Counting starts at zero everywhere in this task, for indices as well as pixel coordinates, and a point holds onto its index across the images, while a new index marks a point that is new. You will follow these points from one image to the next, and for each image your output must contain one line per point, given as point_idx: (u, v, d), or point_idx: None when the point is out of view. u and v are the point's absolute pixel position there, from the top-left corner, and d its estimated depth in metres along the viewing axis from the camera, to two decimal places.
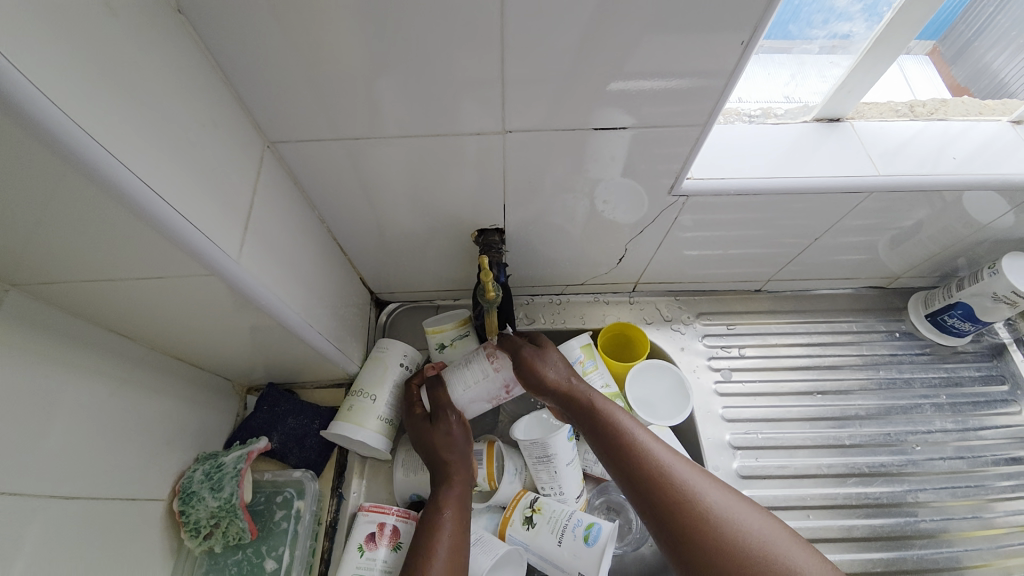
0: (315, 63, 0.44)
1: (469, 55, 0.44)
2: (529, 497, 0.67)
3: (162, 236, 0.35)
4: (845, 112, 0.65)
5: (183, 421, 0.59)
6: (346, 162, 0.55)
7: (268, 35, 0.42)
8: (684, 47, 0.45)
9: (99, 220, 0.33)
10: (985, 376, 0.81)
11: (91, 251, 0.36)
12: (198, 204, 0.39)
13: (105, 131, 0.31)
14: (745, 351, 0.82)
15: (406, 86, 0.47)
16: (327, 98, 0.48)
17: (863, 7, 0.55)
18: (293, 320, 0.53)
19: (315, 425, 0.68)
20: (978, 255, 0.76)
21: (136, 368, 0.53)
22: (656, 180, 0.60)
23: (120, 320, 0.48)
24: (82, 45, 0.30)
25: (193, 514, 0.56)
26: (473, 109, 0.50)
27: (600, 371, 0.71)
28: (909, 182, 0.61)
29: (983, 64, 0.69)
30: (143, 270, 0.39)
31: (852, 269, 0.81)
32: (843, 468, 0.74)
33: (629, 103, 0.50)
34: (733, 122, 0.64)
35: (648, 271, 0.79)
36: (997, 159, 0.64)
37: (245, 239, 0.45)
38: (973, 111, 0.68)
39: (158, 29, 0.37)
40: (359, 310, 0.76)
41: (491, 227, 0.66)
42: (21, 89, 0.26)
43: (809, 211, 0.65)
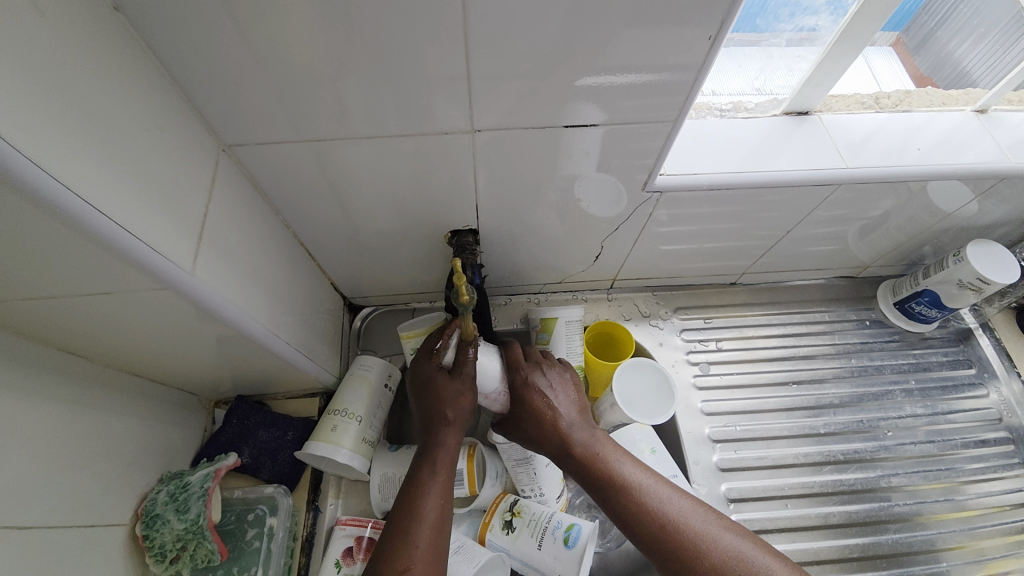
0: (268, 61, 0.42)
1: (434, 51, 0.43)
2: (508, 502, 0.67)
3: (105, 250, 0.33)
4: (813, 107, 0.65)
5: (144, 441, 0.56)
6: (309, 165, 0.53)
7: (216, 31, 0.39)
8: (654, 41, 0.44)
9: (29, 235, 0.31)
10: (952, 360, 0.83)
11: (24, 269, 0.33)
12: (143, 216, 0.36)
13: (31, 140, 0.28)
14: (723, 344, 0.83)
15: (369, 84, 0.45)
16: (285, 99, 0.45)
17: (827, 1, 0.56)
18: (259, 331, 0.51)
19: (288, 437, 0.66)
20: (942, 243, 0.78)
21: (89, 388, 0.50)
22: (629, 177, 0.59)
23: (66, 339, 0.45)
24: (0, 41, 0.27)
25: (158, 538, 0.53)
26: (440, 107, 0.48)
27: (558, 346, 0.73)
28: (876, 173, 0.62)
29: (947, 52, 0.70)
30: (88, 287, 0.37)
31: (823, 260, 0.82)
32: (820, 456, 0.75)
33: (599, 98, 0.49)
34: (703, 117, 0.65)
35: (625, 268, 0.79)
36: (962, 148, 0.65)
37: (201, 247, 0.43)
38: (936, 102, 0.70)
39: (89, 23, 0.34)
40: (331, 316, 0.74)
41: (464, 228, 0.65)
42: None
43: (781, 204, 0.65)
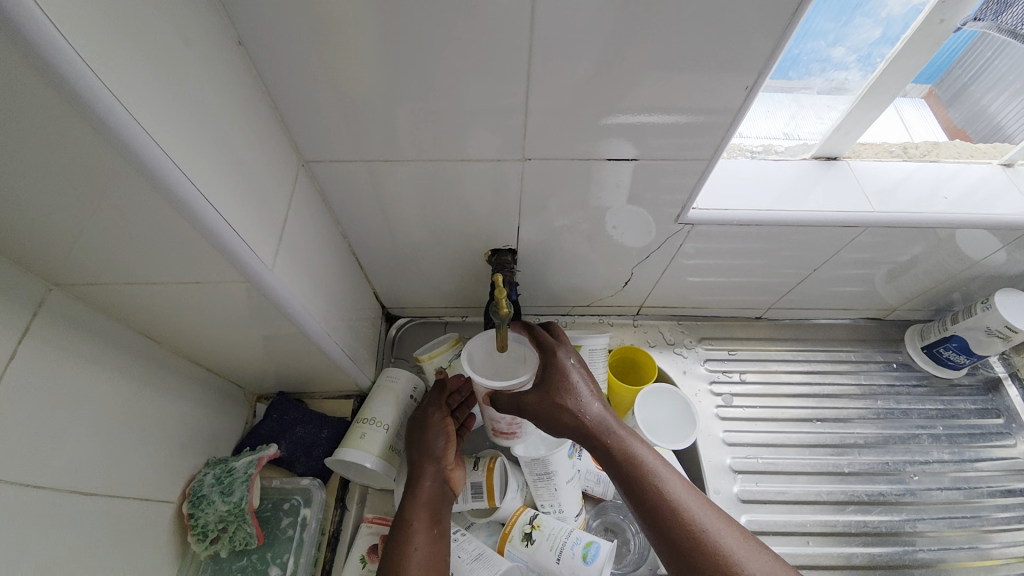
0: (350, 88, 0.48)
1: (497, 85, 0.48)
2: (528, 515, 0.67)
3: (208, 242, 0.38)
4: (840, 153, 0.69)
5: (196, 425, 0.61)
6: (372, 182, 0.58)
7: (313, 62, 0.45)
8: (695, 85, 0.48)
9: (150, 225, 0.36)
10: (980, 409, 0.83)
11: (134, 254, 0.39)
12: (239, 214, 0.41)
13: (169, 145, 0.33)
14: (746, 376, 0.84)
15: (434, 112, 0.50)
16: (359, 121, 0.51)
17: (857, 58, 0.60)
18: (315, 329, 0.55)
19: (322, 435, 0.69)
20: (971, 290, 0.79)
21: (158, 370, 0.55)
22: (664, 208, 0.63)
23: (149, 322, 0.50)
24: (157, 62, 0.33)
25: (202, 517, 0.56)
26: (495, 133, 0.53)
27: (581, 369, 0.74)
28: (904, 218, 0.64)
29: (981, 106, 0.71)
30: (182, 274, 0.42)
31: (850, 300, 0.83)
32: (842, 496, 0.75)
33: (640, 134, 0.53)
34: (735, 157, 0.68)
35: (652, 295, 0.82)
36: (991, 198, 0.67)
37: (279, 248, 0.48)
38: (964, 154, 0.72)
39: (218, 51, 0.40)
40: (371, 323, 0.78)
41: (504, 247, 0.69)
42: (106, 104, 0.28)
43: (808, 243, 0.68)
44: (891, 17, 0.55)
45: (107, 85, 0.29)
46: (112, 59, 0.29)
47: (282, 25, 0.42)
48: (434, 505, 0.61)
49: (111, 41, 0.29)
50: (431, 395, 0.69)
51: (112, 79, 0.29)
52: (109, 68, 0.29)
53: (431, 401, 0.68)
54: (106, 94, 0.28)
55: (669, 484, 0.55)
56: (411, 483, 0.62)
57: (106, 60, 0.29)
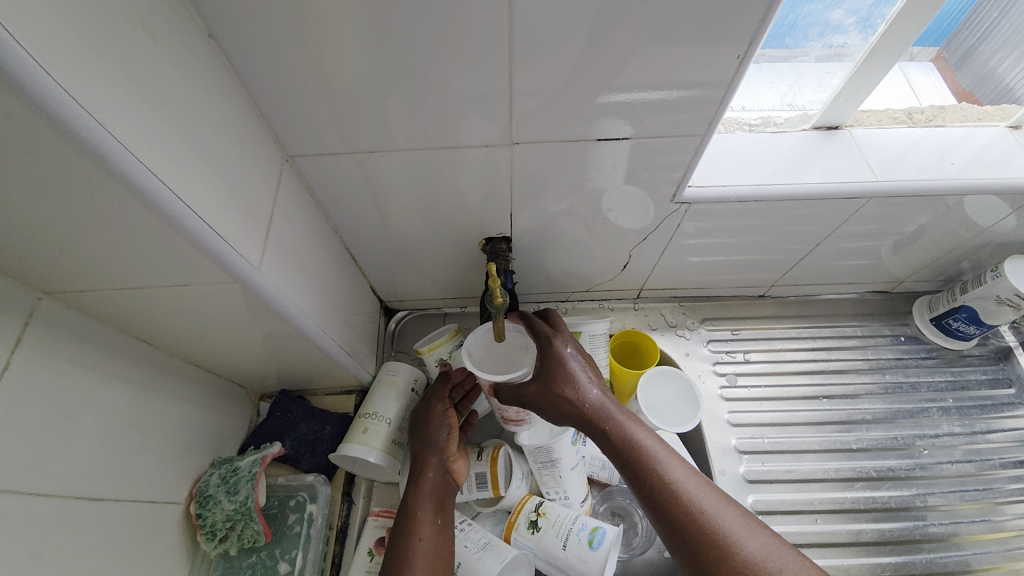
0: (330, 79, 0.46)
1: (480, 68, 0.46)
2: (533, 502, 0.68)
3: (191, 245, 0.37)
4: (843, 121, 0.66)
5: (199, 426, 0.61)
6: (360, 175, 0.57)
7: (290, 54, 0.44)
8: (685, 58, 0.46)
9: (129, 230, 0.35)
10: (991, 379, 0.81)
11: (118, 259, 0.38)
12: (221, 216, 0.40)
13: (142, 148, 0.33)
14: (750, 356, 0.83)
15: (417, 101, 0.49)
16: (342, 113, 0.50)
17: (857, 20, 0.57)
18: (309, 327, 0.54)
19: (326, 431, 0.70)
20: (981, 258, 0.77)
21: (157, 374, 0.55)
22: (659, 187, 0.61)
23: (143, 327, 0.50)
24: (123, 64, 0.32)
25: (209, 517, 0.57)
26: (482, 118, 0.51)
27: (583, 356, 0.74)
28: (909, 187, 0.62)
29: (989, 69, 0.69)
30: (169, 278, 0.41)
31: (856, 274, 0.81)
32: (851, 472, 0.74)
33: (630, 113, 0.52)
34: (732, 131, 0.66)
35: (653, 278, 0.81)
36: (999, 163, 0.64)
37: (267, 247, 0.47)
38: (972, 117, 0.70)
39: (188, 47, 0.39)
40: (369, 318, 0.78)
41: (498, 236, 0.68)
42: (71, 110, 0.28)
43: (811, 217, 0.66)
44: None
45: (71, 90, 0.28)
46: (74, 62, 0.28)
47: (255, 17, 0.41)
48: (438, 496, 0.61)
49: (73, 44, 0.28)
50: (434, 386, 0.69)
51: (76, 84, 0.28)
52: (71, 72, 0.28)
53: (433, 393, 0.68)
54: (70, 99, 0.28)
55: (671, 470, 0.54)
56: (415, 474, 0.62)
57: (69, 65, 0.28)
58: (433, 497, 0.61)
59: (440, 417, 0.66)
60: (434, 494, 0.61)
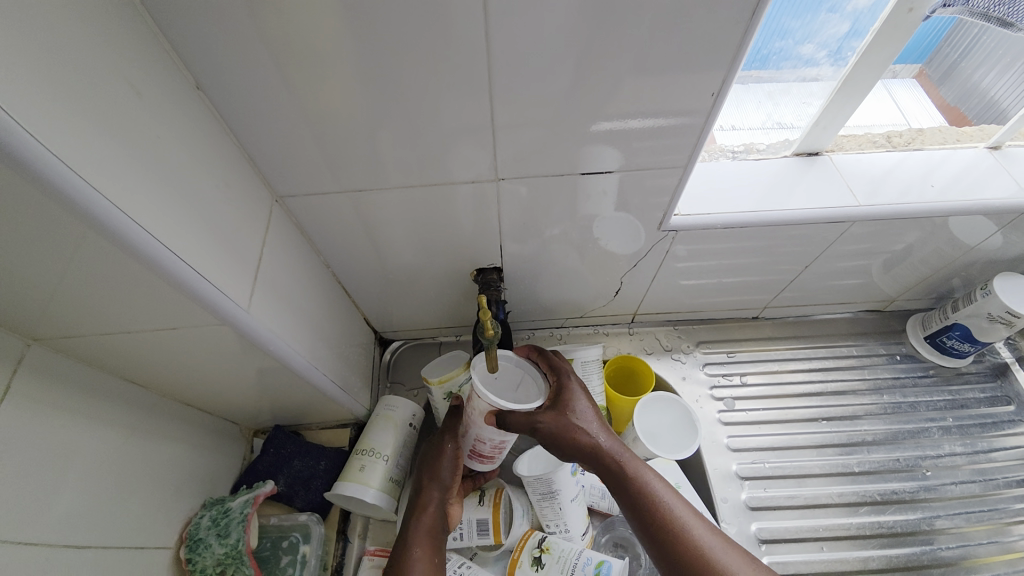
0: (320, 121, 0.48)
1: (465, 106, 0.48)
2: (536, 537, 0.66)
3: (179, 288, 0.38)
4: (823, 147, 0.68)
5: (191, 466, 0.60)
6: (351, 212, 0.58)
7: (280, 98, 0.46)
8: (664, 89, 0.48)
9: (117, 277, 0.36)
10: (990, 397, 0.81)
11: (108, 305, 0.38)
12: (209, 259, 0.41)
13: (127, 199, 0.33)
14: (747, 378, 0.82)
15: (406, 138, 0.50)
16: (332, 152, 0.51)
17: (828, 53, 0.59)
18: (301, 363, 0.54)
19: (321, 466, 0.69)
20: (971, 275, 0.77)
21: (147, 414, 0.54)
22: (647, 215, 0.62)
23: (133, 369, 0.50)
24: (107, 120, 0.33)
25: (200, 562, 0.56)
26: (468, 153, 0.53)
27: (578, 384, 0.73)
28: (892, 209, 0.63)
29: (973, 83, 0.70)
30: (160, 321, 0.42)
31: (848, 294, 0.82)
32: (855, 496, 0.73)
33: (614, 145, 0.53)
34: (717, 158, 0.68)
35: (645, 303, 0.81)
36: (979, 183, 0.66)
37: (256, 287, 0.47)
38: (950, 139, 0.71)
39: (175, 99, 0.40)
40: (363, 350, 0.78)
41: (490, 266, 0.69)
42: (55, 168, 0.28)
43: (798, 240, 0.67)
44: (857, 11, 0.54)
45: (54, 150, 0.28)
46: (58, 121, 0.29)
47: (245, 66, 0.43)
48: (438, 535, 0.60)
49: (57, 105, 0.29)
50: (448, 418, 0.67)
51: (59, 143, 0.29)
52: (55, 132, 0.29)
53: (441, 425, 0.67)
54: (53, 157, 0.28)
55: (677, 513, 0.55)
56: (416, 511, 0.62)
57: (52, 126, 0.29)
58: (430, 536, 0.60)
59: (450, 455, 0.64)
60: (432, 531, 0.60)
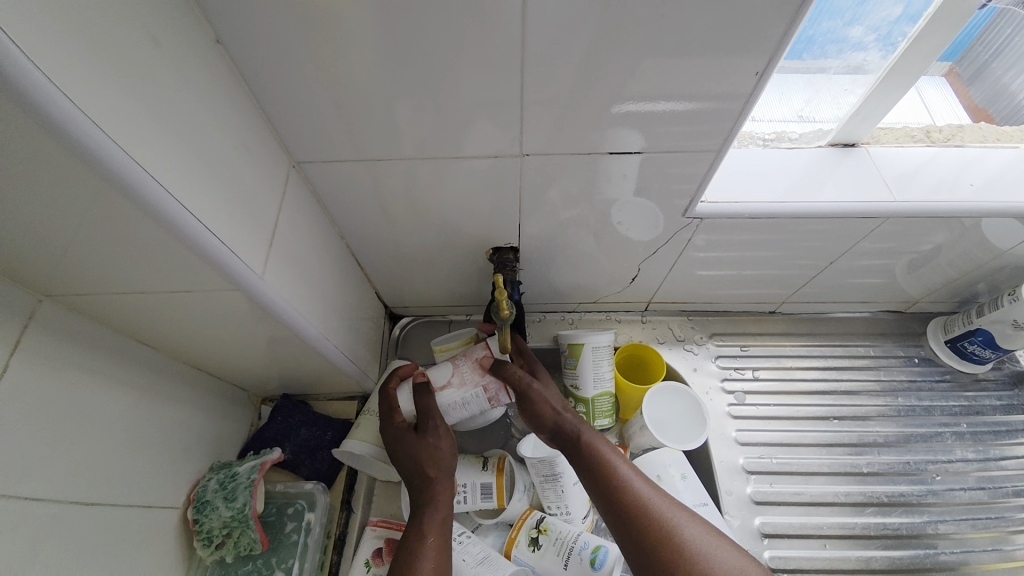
0: (340, 86, 0.46)
1: (491, 77, 0.46)
2: (534, 518, 0.66)
3: (193, 253, 0.37)
4: (859, 138, 0.65)
5: (199, 430, 0.61)
6: (367, 182, 0.57)
7: (300, 61, 0.44)
8: (702, 70, 0.45)
9: (133, 238, 0.35)
10: (1006, 405, 0.79)
11: (121, 265, 0.38)
12: (226, 224, 0.40)
13: (146, 157, 0.32)
14: (760, 373, 0.81)
15: (427, 109, 0.48)
16: (351, 120, 0.49)
17: (877, 37, 0.56)
18: (311, 333, 0.54)
19: (327, 437, 0.69)
20: (998, 280, 0.75)
21: (158, 378, 0.54)
22: (671, 201, 0.60)
23: (146, 331, 0.49)
24: (128, 73, 0.32)
25: (207, 523, 0.57)
26: (491, 128, 0.51)
27: (586, 371, 0.72)
28: (926, 207, 0.61)
29: (1002, 85, 0.67)
30: (173, 284, 0.41)
31: (869, 293, 0.80)
32: (860, 497, 0.72)
33: (643, 126, 0.51)
34: (747, 146, 0.66)
35: (661, 291, 0.79)
36: (1019, 184, 0.63)
37: (270, 255, 0.46)
38: (992, 137, 0.68)
39: (194, 55, 0.39)
40: (374, 324, 0.77)
41: (505, 245, 0.67)
42: (74, 120, 0.27)
43: (824, 234, 0.65)
44: None
45: (76, 102, 0.27)
46: (78, 71, 0.28)
47: (266, 23, 0.41)
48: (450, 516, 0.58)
49: (76, 51, 0.28)
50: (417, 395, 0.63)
51: (80, 95, 0.28)
52: (75, 83, 0.28)
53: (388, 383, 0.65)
54: (75, 109, 0.27)
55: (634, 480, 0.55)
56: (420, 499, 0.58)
57: (73, 76, 0.28)
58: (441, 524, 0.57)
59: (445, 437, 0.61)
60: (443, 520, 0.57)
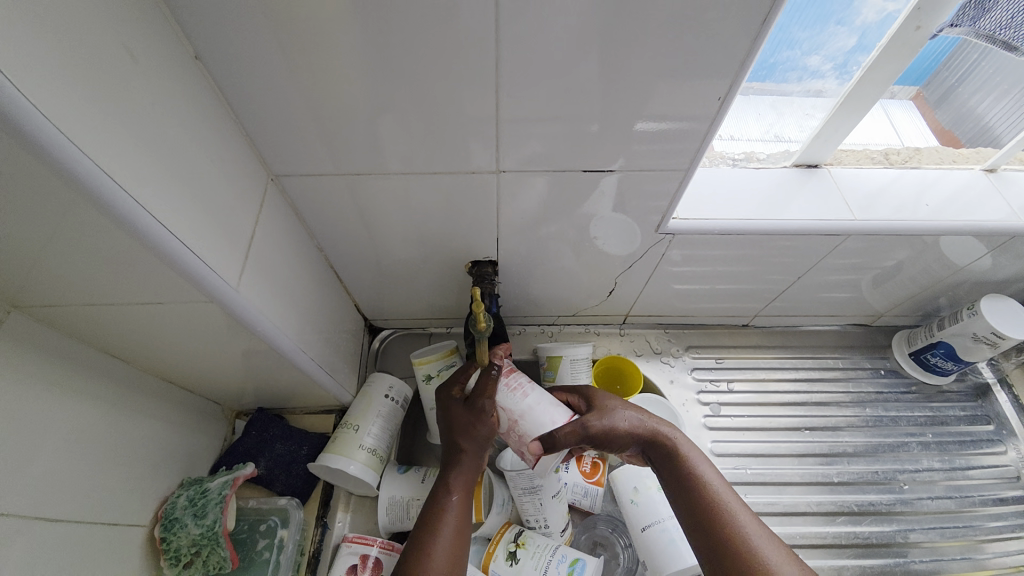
0: (320, 101, 0.47)
1: (468, 95, 0.47)
2: (512, 532, 0.66)
3: (167, 264, 0.37)
4: (823, 159, 0.68)
5: (170, 445, 0.59)
6: (347, 196, 0.58)
7: (280, 77, 0.45)
8: (670, 93, 0.48)
9: (105, 248, 0.35)
10: (969, 415, 0.82)
11: (91, 276, 0.38)
12: (201, 235, 0.40)
13: (121, 170, 0.33)
14: (734, 385, 0.83)
15: (406, 125, 0.50)
16: (330, 135, 0.50)
17: (834, 66, 0.59)
18: (288, 346, 0.54)
19: (303, 451, 0.69)
20: (958, 295, 0.79)
21: (127, 391, 0.53)
22: (645, 217, 0.62)
23: (115, 343, 0.49)
24: (105, 88, 0.32)
25: (174, 541, 0.55)
26: (469, 144, 0.52)
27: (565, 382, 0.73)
28: (887, 225, 0.64)
29: (969, 107, 0.70)
30: (146, 296, 0.41)
31: (837, 307, 0.83)
32: (832, 506, 0.74)
33: (616, 143, 0.53)
34: (717, 165, 0.68)
35: (638, 305, 0.81)
36: (972, 205, 0.66)
37: (247, 267, 0.47)
38: (947, 160, 0.72)
39: (174, 70, 0.39)
40: (353, 337, 0.77)
41: (484, 258, 0.68)
42: (47, 132, 0.28)
43: (793, 250, 0.67)
44: (866, 25, 0.54)
45: (50, 115, 0.28)
46: (53, 85, 0.28)
47: (246, 40, 0.42)
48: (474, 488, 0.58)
49: (52, 65, 0.28)
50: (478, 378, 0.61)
51: (54, 107, 0.28)
52: (49, 96, 0.28)
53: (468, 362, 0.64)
54: (48, 122, 0.28)
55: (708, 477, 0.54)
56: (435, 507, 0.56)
57: (48, 89, 0.28)
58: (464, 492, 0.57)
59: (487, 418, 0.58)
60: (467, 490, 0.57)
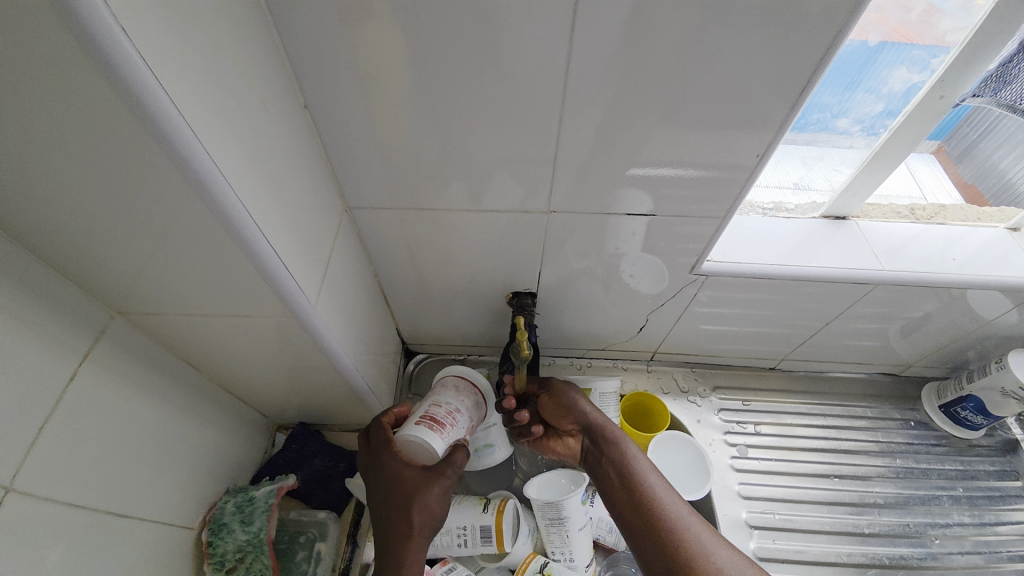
0: (396, 146, 0.53)
1: (529, 144, 0.53)
2: (537, 563, 0.67)
3: (265, 282, 0.42)
4: (851, 212, 0.72)
5: (221, 452, 0.63)
6: (406, 228, 0.63)
7: (365, 123, 0.51)
8: (710, 148, 0.52)
9: (220, 265, 0.40)
10: (1000, 471, 0.81)
11: (196, 288, 0.43)
12: (293, 257, 0.45)
13: (250, 203, 0.38)
14: (761, 429, 0.84)
15: (468, 168, 0.55)
16: (399, 173, 0.56)
17: (862, 127, 0.64)
18: (345, 364, 0.58)
19: (340, 467, 0.71)
20: (986, 348, 0.79)
21: (195, 398, 0.57)
22: (676, 259, 0.66)
23: (194, 352, 0.53)
24: (246, 134, 0.39)
25: (221, 546, 0.58)
26: (522, 186, 0.57)
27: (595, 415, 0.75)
28: (913, 276, 0.66)
29: (991, 163, 0.72)
30: (237, 309, 0.46)
31: (865, 354, 0.84)
32: (863, 558, 0.73)
33: (656, 191, 0.57)
34: (748, 214, 0.72)
35: (667, 342, 0.83)
36: (996, 261, 0.69)
37: (322, 286, 0.51)
38: (971, 217, 0.75)
39: (287, 117, 0.46)
40: (392, 359, 0.81)
41: (525, 290, 0.72)
42: (210, 173, 0.33)
43: (821, 296, 0.70)
44: (892, 93, 0.59)
45: (214, 161, 0.34)
46: (215, 134, 0.35)
47: (342, 92, 0.48)
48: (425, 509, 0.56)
49: (216, 119, 0.35)
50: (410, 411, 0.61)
51: (216, 153, 0.34)
52: (212, 143, 0.34)
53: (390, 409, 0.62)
54: (213, 166, 0.34)
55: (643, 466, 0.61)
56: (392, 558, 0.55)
57: (212, 138, 0.34)
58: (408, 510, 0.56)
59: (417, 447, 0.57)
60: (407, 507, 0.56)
